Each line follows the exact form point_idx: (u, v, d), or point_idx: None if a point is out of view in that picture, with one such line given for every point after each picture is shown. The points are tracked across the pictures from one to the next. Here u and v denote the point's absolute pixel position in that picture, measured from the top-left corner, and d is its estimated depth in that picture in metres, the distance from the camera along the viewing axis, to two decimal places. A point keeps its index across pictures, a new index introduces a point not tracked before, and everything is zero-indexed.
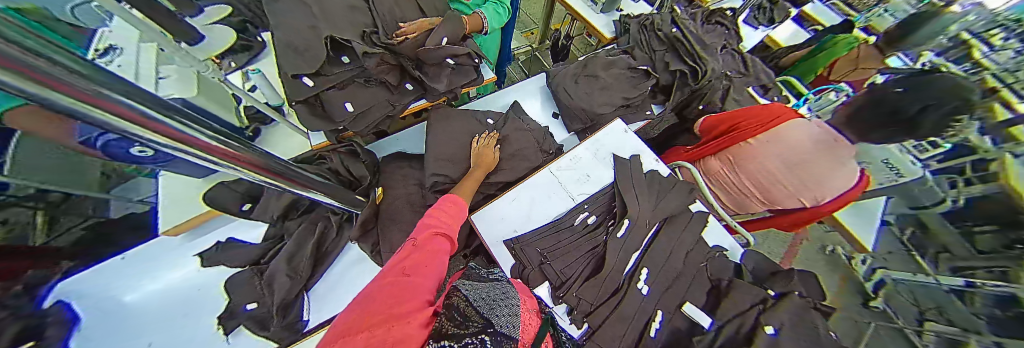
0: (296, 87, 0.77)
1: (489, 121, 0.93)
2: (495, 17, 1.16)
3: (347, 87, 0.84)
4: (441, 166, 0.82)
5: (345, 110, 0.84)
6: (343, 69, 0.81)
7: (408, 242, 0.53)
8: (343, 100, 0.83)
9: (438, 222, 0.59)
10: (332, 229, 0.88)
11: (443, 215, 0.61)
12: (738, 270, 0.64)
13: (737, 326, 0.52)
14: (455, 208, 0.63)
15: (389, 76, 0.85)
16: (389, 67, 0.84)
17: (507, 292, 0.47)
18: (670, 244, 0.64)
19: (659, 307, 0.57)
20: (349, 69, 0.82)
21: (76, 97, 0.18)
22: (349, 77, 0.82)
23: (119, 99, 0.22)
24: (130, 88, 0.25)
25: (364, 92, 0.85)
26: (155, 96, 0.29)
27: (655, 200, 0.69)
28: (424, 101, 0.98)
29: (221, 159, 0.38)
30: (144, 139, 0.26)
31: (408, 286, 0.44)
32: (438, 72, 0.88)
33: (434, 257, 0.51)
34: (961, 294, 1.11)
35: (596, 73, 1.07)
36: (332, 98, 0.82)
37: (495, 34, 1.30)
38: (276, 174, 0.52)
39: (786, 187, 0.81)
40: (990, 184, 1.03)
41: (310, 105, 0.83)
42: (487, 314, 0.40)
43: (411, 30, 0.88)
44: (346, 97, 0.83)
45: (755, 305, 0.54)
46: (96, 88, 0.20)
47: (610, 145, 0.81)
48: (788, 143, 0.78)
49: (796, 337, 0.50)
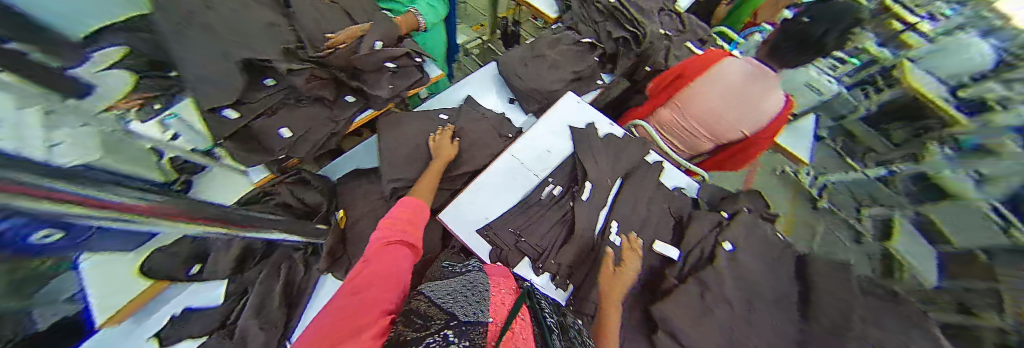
0: (220, 123, 0.66)
1: (443, 117, 0.91)
2: (431, 11, 1.12)
3: (279, 111, 0.76)
4: (403, 173, 0.79)
5: (282, 136, 0.76)
6: (270, 95, 0.73)
7: (360, 263, 0.49)
8: (278, 127, 0.76)
9: (395, 226, 0.58)
10: (299, 266, 0.85)
11: (399, 224, 0.58)
12: (696, 203, 0.70)
13: (700, 251, 0.57)
14: (413, 215, 0.61)
15: (324, 90, 0.78)
16: (323, 81, 0.77)
17: (476, 279, 0.47)
18: (634, 195, 0.67)
19: (634, 252, 0.61)
20: (278, 94, 0.74)
21: (15, 194, 0.17)
22: (278, 99, 0.75)
23: (45, 186, 0.21)
24: (36, 171, 0.23)
25: (300, 114, 0.79)
26: (64, 173, 0.27)
27: (613, 159, 0.72)
28: (371, 112, 0.93)
29: (162, 220, 0.36)
30: (81, 217, 0.25)
31: (361, 303, 0.39)
32: (377, 79, 0.84)
33: (392, 268, 0.48)
34: (885, 179, 1.25)
35: (543, 52, 1.09)
36: (264, 128, 0.75)
37: (438, 31, 1.27)
38: (213, 220, 0.48)
39: (728, 121, 0.88)
40: (895, 89, 1.17)
41: (240, 140, 0.73)
42: (450, 305, 0.38)
43: (341, 38, 0.81)
44: (280, 123, 0.76)
45: (713, 230, 0.59)
46: (22, 180, 0.19)
47: (565, 116, 0.82)
48: (724, 80, 0.85)
49: (748, 248, 0.56)
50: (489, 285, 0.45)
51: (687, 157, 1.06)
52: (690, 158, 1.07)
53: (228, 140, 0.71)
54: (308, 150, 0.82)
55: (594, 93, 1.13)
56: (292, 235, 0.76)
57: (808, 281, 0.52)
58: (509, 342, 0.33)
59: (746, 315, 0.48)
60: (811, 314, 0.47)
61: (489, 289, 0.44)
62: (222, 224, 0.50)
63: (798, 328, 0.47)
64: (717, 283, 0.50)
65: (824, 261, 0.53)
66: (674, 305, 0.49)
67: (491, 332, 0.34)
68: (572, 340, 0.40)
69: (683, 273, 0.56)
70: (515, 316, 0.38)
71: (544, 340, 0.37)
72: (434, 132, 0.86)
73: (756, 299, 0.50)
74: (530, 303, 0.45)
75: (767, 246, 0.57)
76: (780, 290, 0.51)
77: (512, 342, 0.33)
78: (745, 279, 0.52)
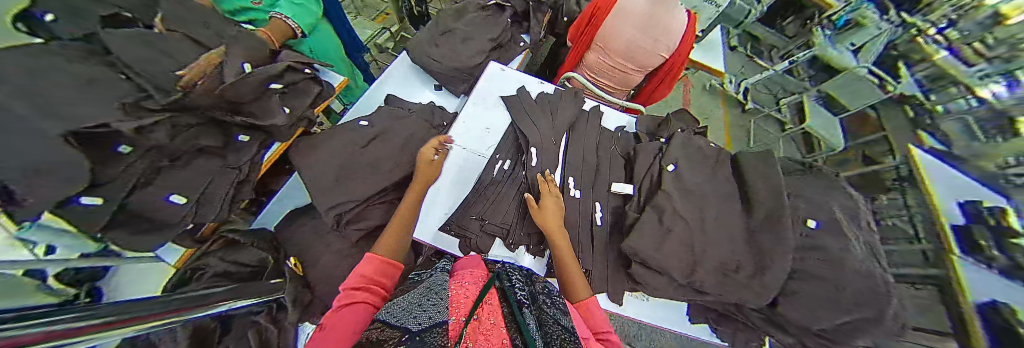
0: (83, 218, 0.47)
1: (362, 124, 0.82)
2: (298, 11, 0.97)
3: (156, 178, 0.54)
4: (341, 198, 0.70)
5: (178, 204, 0.57)
6: (144, 156, 0.50)
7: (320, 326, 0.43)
8: (165, 195, 0.55)
9: (362, 290, 0.48)
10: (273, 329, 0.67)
11: (373, 277, 0.52)
12: (635, 136, 0.75)
13: (649, 180, 0.59)
14: (386, 266, 0.54)
15: (207, 138, 0.56)
16: (201, 125, 0.56)
17: (435, 283, 0.46)
18: (579, 146, 0.67)
19: (594, 200, 0.62)
20: (145, 157, 0.50)
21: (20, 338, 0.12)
22: (142, 169, 0.50)
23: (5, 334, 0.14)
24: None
25: (184, 176, 0.58)
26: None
27: (550, 116, 0.71)
28: (277, 144, 0.80)
29: (105, 330, 0.26)
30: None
31: None
32: (270, 106, 0.65)
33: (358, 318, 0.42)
34: None
35: (450, 27, 1.03)
36: (148, 207, 0.54)
37: (323, 29, 1.14)
38: (157, 312, 0.39)
39: (645, 49, 0.90)
40: None
41: (123, 222, 0.54)
42: (405, 320, 0.36)
43: (204, 66, 0.54)
44: (166, 189, 0.55)
45: (656, 156, 0.62)
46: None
47: (495, 88, 0.80)
48: (631, 9, 0.86)
49: (687, 162, 0.59)
50: (453, 287, 0.44)
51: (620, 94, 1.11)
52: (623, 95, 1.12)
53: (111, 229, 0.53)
54: (216, 211, 0.64)
55: (519, 56, 1.15)
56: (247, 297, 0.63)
57: (743, 176, 0.56)
58: (473, 333, 0.32)
59: (702, 224, 0.51)
60: (751, 204, 0.51)
61: (451, 289, 0.43)
62: (170, 312, 0.42)
63: (744, 219, 0.51)
64: (670, 204, 0.52)
65: (750, 154, 0.58)
66: (639, 236, 0.51)
67: (454, 327, 0.33)
68: (543, 305, 0.42)
69: (641, 204, 0.58)
70: (479, 302, 0.38)
71: (512, 312, 0.37)
72: (362, 143, 0.77)
73: (705, 206, 0.53)
74: (498, 284, 0.44)
75: (703, 156, 0.61)
76: (723, 192, 0.55)
77: (479, 331, 0.33)
78: (692, 193, 0.55)
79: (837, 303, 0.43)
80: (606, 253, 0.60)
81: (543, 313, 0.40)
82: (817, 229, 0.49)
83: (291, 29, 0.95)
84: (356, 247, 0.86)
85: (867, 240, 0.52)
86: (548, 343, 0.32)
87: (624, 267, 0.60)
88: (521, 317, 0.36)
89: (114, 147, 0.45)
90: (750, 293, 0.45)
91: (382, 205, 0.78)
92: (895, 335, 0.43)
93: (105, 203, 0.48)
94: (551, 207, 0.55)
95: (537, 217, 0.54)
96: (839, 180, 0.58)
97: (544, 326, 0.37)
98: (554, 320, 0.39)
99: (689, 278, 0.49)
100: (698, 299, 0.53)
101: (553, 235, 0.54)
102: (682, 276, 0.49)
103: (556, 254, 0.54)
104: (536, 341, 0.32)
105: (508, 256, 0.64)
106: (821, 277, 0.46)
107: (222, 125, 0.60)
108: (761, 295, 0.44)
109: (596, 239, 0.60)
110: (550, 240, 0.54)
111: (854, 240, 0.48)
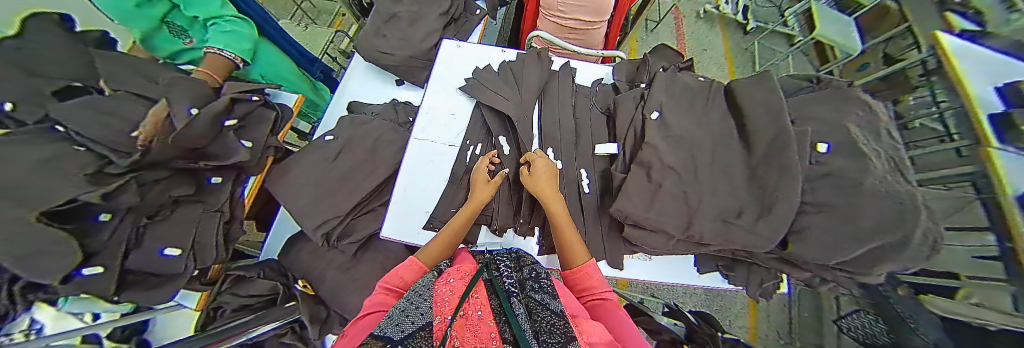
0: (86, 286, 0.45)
1: (327, 138, 0.78)
2: (226, 38, 0.89)
3: (144, 238, 0.54)
4: (325, 216, 0.69)
5: (175, 257, 0.56)
6: (129, 215, 0.50)
7: (349, 326, 0.39)
8: (159, 247, 0.55)
9: (394, 294, 0.43)
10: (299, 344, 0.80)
11: (404, 277, 0.47)
12: (615, 87, 0.71)
13: (633, 133, 0.54)
14: (416, 270, 0.48)
15: (182, 188, 0.55)
16: (171, 176, 0.54)
17: (422, 283, 0.36)
18: (554, 112, 0.65)
19: (579, 166, 0.60)
20: (127, 218, 0.49)
21: None
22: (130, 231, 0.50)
23: None
24: None
25: (167, 230, 0.56)
26: None
27: (516, 86, 0.68)
28: (254, 177, 0.74)
29: None
30: None
31: None
32: (230, 143, 0.59)
33: (377, 317, 0.37)
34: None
35: (396, 12, 1.05)
36: (146, 262, 0.54)
37: (267, 47, 1.10)
38: None
39: None
40: None
41: (134, 281, 0.56)
42: (388, 322, 0.27)
43: (154, 121, 0.50)
44: (156, 241, 0.55)
45: (637, 107, 0.57)
46: None
47: (453, 70, 0.80)
48: None
49: (671, 103, 0.54)
50: (449, 277, 0.35)
51: (594, 19, 1.09)
52: (598, 19, 1.10)
53: (122, 290, 0.54)
54: (214, 259, 0.61)
55: (478, 27, 1.19)
56: (267, 326, 0.69)
57: (738, 107, 0.49)
58: (461, 331, 0.23)
59: (693, 172, 0.47)
60: (750, 136, 0.45)
61: (448, 279, 0.35)
62: None
63: (744, 158, 0.46)
64: (657, 157, 0.48)
65: (744, 79, 0.51)
66: (628, 198, 0.46)
67: (439, 330, 0.23)
68: (531, 292, 0.33)
69: (627, 163, 0.54)
70: (465, 296, 0.28)
71: (500, 302, 0.28)
72: (336, 156, 0.75)
73: (697, 153, 0.48)
74: (493, 267, 0.38)
75: (689, 95, 0.55)
76: (716, 132, 0.49)
77: (467, 327, 0.24)
78: (681, 140, 0.49)
79: (853, 234, 0.39)
80: (598, 220, 0.58)
81: (532, 300, 0.31)
82: (828, 153, 0.44)
83: (229, 59, 0.88)
84: (357, 260, 0.86)
85: (889, 154, 0.45)
86: (538, 333, 0.23)
87: (620, 233, 0.57)
88: (509, 304, 0.27)
89: (96, 217, 0.46)
90: (754, 238, 0.42)
91: (368, 215, 0.78)
92: (924, 255, 0.39)
93: (108, 270, 0.48)
94: (542, 171, 0.54)
95: (529, 183, 0.54)
96: (854, 90, 0.50)
97: (533, 314, 0.28)
98: (543, 306, 0.29)
99: (687, 233, 0.45)
100: (701, 250, 0.51)
101: (554, 209, 0.51)
102: (681, 232, 0.45)
103: (556, 230, 0.51)
104: (530, 339, 0.22)
105: (498, 241, 0.70)
106: (835, 207, 0.41)
107: (188, 171, 0.57)
108: (769, 238, 0.40)
109: (585, 208, 0.58)
110: (550, 213, 0.52)
111: (875, 158, 0.42)
